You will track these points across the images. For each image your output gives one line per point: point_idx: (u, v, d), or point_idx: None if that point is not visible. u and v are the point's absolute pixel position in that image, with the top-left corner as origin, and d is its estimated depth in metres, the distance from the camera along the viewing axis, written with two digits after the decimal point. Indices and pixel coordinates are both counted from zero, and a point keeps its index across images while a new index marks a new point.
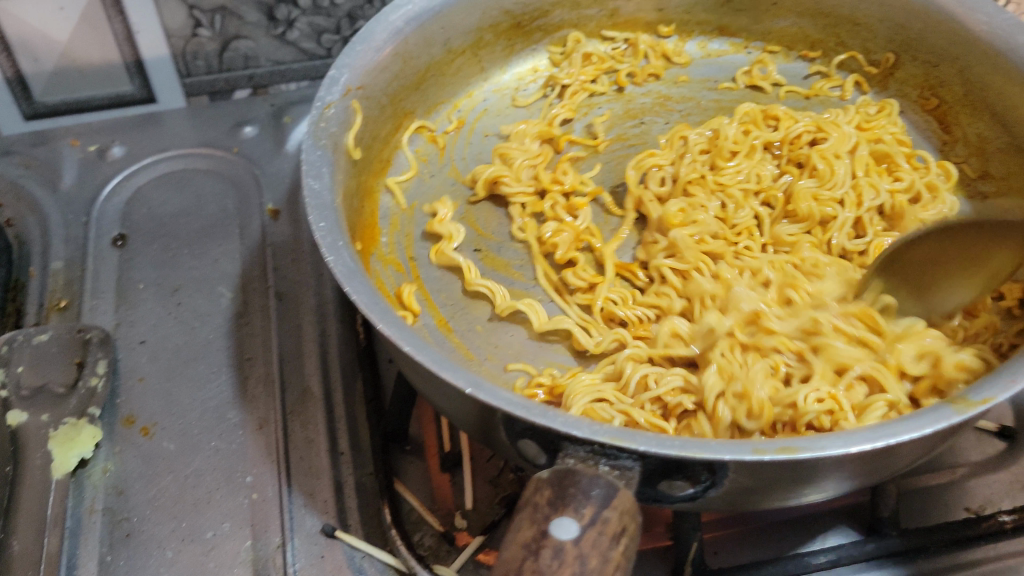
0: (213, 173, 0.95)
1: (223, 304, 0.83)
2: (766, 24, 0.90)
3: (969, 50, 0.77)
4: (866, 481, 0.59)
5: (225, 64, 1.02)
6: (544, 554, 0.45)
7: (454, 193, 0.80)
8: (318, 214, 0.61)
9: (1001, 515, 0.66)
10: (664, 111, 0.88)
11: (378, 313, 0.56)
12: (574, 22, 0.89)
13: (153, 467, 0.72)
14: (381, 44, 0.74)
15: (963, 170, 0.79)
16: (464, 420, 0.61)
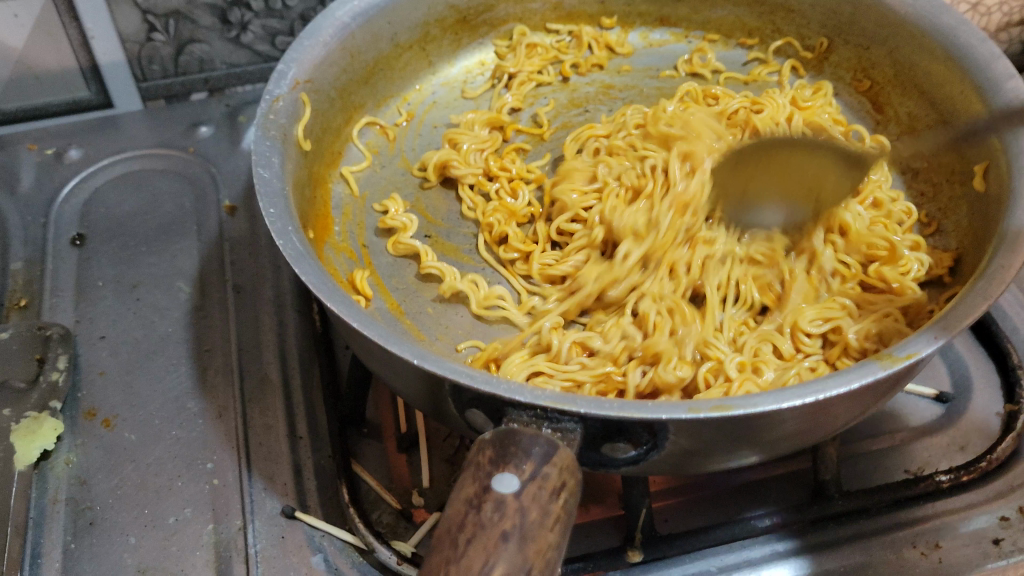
0: (170, 172, 0.96)
1: (181, 299, 0.84)
2: (704, 14, 0.93)
3: (897, 25, 0.79)
4: (805, 439, 0.62)
5: (180, 67, 1.04)
6: (486, 508, 0.46)
7: (405, 182, 0.82)
8: (267, 203, 0.63)
9: (937, 475, 0.70)
10: (608, 99, 0.91)
11: (326, 292, 0.58)
12: (518, 15, 0.92)
13: (115, 457, 0.74)
14: (328, 39, 0.76)
15: (896, 148, 0.83)
16: (415, 396, 0.63)
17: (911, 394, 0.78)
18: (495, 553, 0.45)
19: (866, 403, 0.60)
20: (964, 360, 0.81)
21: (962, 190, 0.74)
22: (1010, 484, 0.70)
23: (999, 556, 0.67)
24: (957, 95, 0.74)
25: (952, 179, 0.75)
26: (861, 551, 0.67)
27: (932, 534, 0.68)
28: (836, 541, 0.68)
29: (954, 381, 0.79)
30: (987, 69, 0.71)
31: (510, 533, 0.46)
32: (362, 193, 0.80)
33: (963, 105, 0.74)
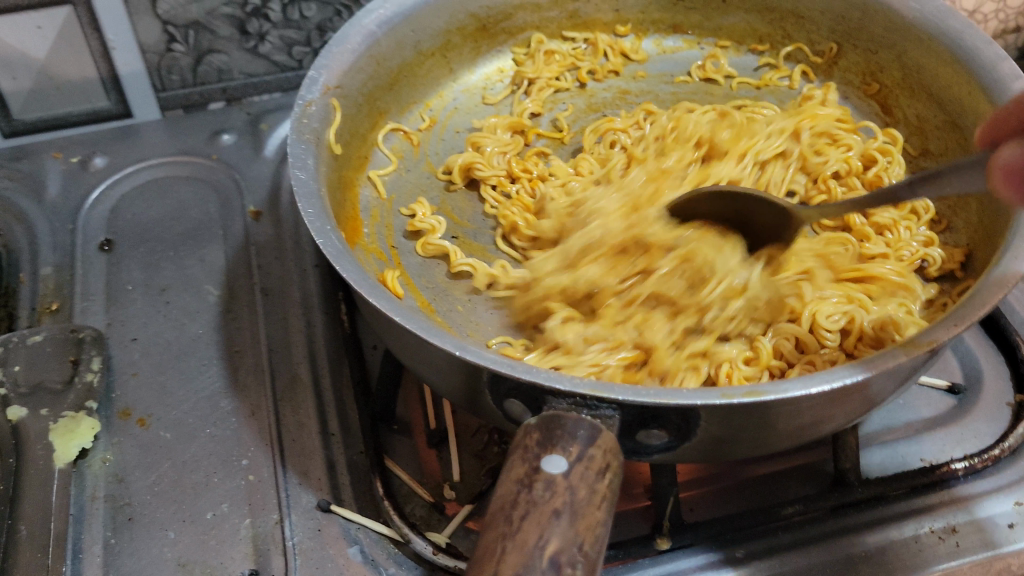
0: (192, 180, 0.98)
1: (210, 302, 0.86)
2: (716, 21, 0.96)
3: (905, 31, 0.82)
4: (832, 425, 0.64)
5: (199, 77, 1.06)
6: (537, 487, 0.48)
7: (431, 185, 0.85)
8: (305, 202, 0.64)
9: (954, 464, 0.72)
10: (624, 103, 0.94)
11: (367, 287, 0.60)
12: (535, 24, 0.95)
13: (151, 455, 0.75)
14: (355, 46, 0.78)
15: (906, 149, 0.85)
16: (452, 389, 0.65)
17: (926, 387, 0.81)
18: (548, 528, 0.47)
19: (888, 389, 0.63)
20: (974, 354, 0.83)
21: (971, 187, 0.76)
22: (1022, 472, 0.72)
23: (1016, 539, 0.69)
24: (965, 96, 0.77)
25: None
26: (881, 536, 0.69)
27: (948, 519, 0.70)
28: (857, 527, 0.70)
29: (965, 373, 0.82)
30: (993, 70, 0.73)
31: (561, 510, 0.47)
32: (389, 196, 0.83)
33: (971, 105, 0.76)
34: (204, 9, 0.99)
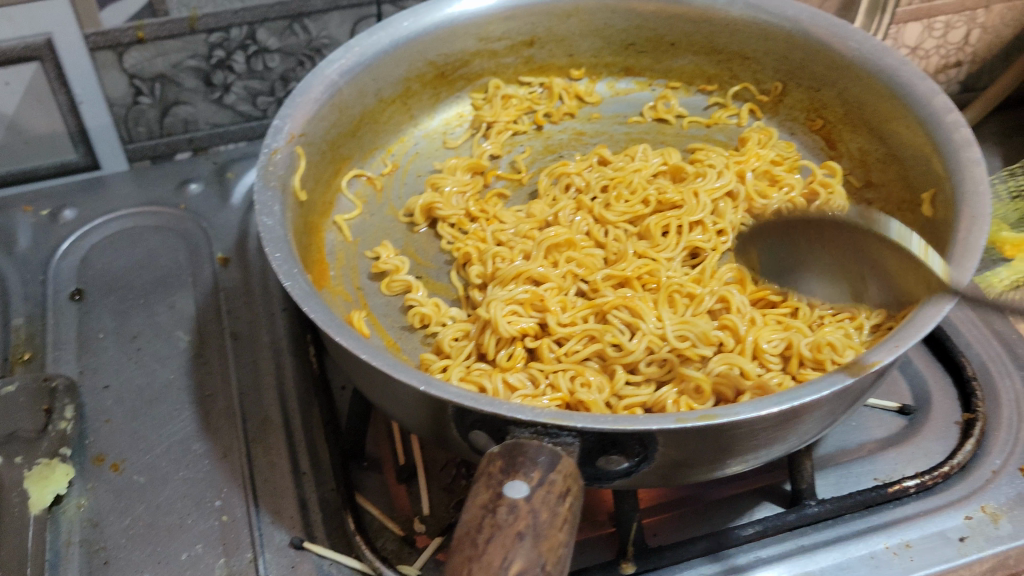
0: (160, 229, 1.00)
1: (181, 347, 0.88)
2: (666, 63, 0.99)
3: (845, 68, 0.85)
4: (786, 445, 0.67)
5: (165, 129, 1.08)
6: (500, 510, 0.51)
7: (394, 228, 0.87)
8: (273, 247, 0.67)
9: (905, 482, 0.75)
10: (580, 144, 0.97)
11: (334, 327, 0.62)
12: (492, 70, 0.98)
13: (126, 499, 0.76)
14: (319, 95, 0.81)
15: (850, 181, 0.88)
16: (418, 424, 0.67)
17: (876, 410, 0.84)
18: (512, 550, 0.49)
19: (837, 408, 0.65)
20: (922, 375, 0.87)
21: (912, 217, 0.80)
22: (970, 487, 0.76)
23: (966, 552, 0.71)
24: (903, 131, 0.81)
25: (903, 208, 0.81)
26: (838, 553, 0.72)
27: (902, 535, 0.73)
28: (814, 546, 0.72)
29: (913, 394, 0.85)
30: (928, 104, 0.77)
31: (524, 532, 0.50)
32: (354, 239, 0.85)
33: (908, 139, 0.80)
34: (169, 62, 1.01)
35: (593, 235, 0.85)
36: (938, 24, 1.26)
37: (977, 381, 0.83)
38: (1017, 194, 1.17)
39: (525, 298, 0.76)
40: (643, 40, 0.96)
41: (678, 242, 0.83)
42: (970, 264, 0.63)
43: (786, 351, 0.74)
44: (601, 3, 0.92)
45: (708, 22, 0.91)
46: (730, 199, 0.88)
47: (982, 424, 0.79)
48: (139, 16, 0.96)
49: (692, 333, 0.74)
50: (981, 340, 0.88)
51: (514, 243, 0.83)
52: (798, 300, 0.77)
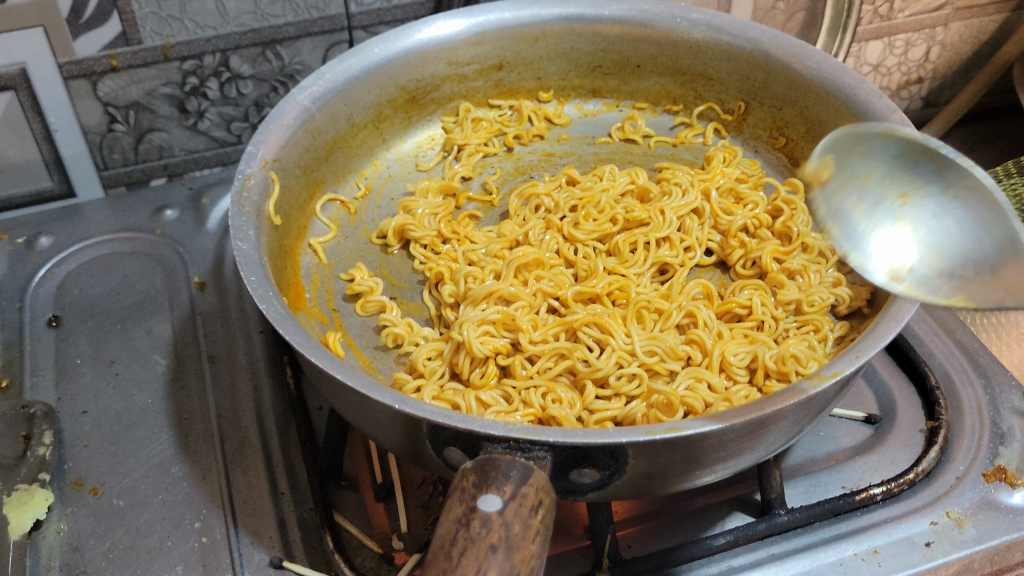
0: (136, 255, 1.01)
1: (158, 371, 0.89)
2: (632, 84, 1.01)
3: (807, 88, 0.88)
4: (754, 455, 0.68)
5: (140, 155, 1.09)
6: (474, 524, 0.52)
7: (368, 250, 0.88)
8: (248, 270, 0.68)
9: (871, 489, 0.76)
10: (549, 165, 0.99)
11: (310, 348, 0.63)
12: (462, 93, 0.99)
13: (105, 522, 0.77)
14: (291, 121, 0.82)
15: (813, 197, 0.91)
16: (394, 442, 0.68)
17: (843, 420, 0.86)
18: (485, 561, 0.50)
19: (802, 418, 0.67)
20: (887, 385, 0.89)
21: None
22: (935, 494, 0.77)
23: (931, 557, 0.73)
24: None
25: None
26: (808, 561, 0.73)
27: (870, 541, 0.74)
28: (783, 553, 0.74)
29: (879, 404, 0.87)
30: (886, 121, 0.79)
31: (497, 545, 0.51)
32: (328, 261, 0.86)
33: None
34: (144, 90, 1.03)
35: (563, 253, 0.86)
36: (899, 42, 1.29)
37: (939, 389, 0.84)
38: None
39: (497, 317, 0.77)
40: (610, 62, 0.98)
41: (647, 259, 0.85)
42: None
43: (752, 364, 0.75)
44: (568, 27, 0.94)
45: (673, 44, 0.94)
46: (696, 216, 0.90)
47: (945, 431, 0.81)
48: (113, 46, 0.97)
49: (660, 347, 0.76)
50: (944, 350, 0.90)
51: (485, 262, 0.84)
52: (763, 313, 0.79)
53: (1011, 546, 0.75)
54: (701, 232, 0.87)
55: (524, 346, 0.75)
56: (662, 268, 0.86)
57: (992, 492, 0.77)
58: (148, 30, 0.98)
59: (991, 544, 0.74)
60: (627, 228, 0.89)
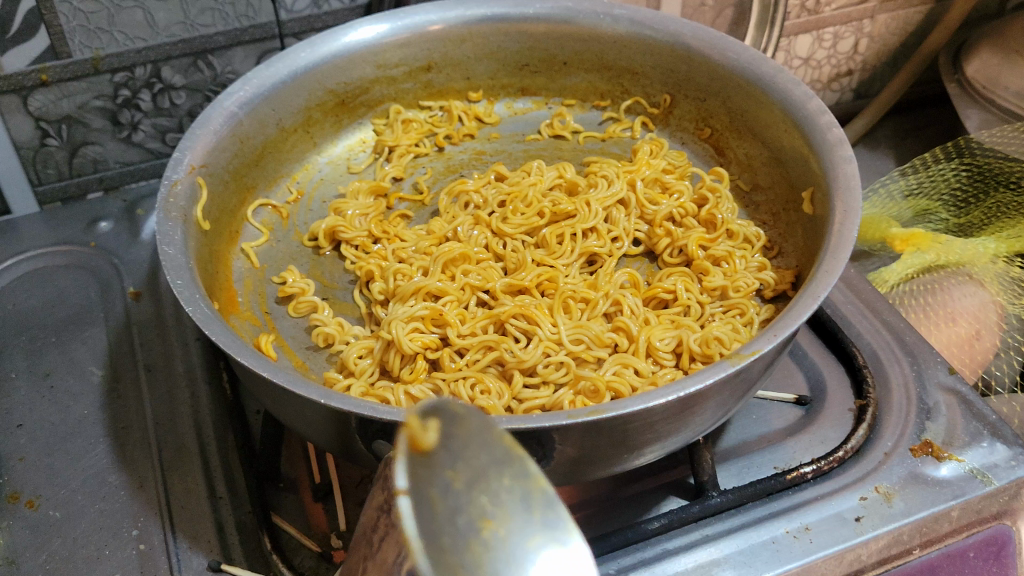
0: (72, 268, 1.01)
1: (94, 383, 0.89)
2: (560, 82, 1.02)
3: (728, 78, 0.89)
4: (680, 438, 0.70)
5: (75, 170, 1.09)
6: (395, 510, 0.52)
7: (300, 253, 0.89)
8: (174, 274, 0.68)
9: (802, 468, 0.78)
10: (480, 163, 1.00)
11: (237, 349, 0.64)
12: (392, 96, 1.00)
13: (42, 533, 0.76)
14: (218, 127, 0.82)
15: (738, 185, 0.93)
16: (326, 439, 0.69)
17: (774, 402, 0.88)
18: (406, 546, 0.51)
19: (727, 398, 0.68)
20: (817, 366, 0.91)
21: (796, 216, 0.84)
22: (864, 469, 0.79)
23: (862, 531, 0.74)
24: (782, 134, 0.84)
25: (787, 208, 0.85)
26: (740, 540, 0.74)
27: (801, 519, 0.75)
28: (716, 532, 0.75)
29: (810, 386, 0.90)
30: (804, 107, 0.81)
31: None
32: (261, 265, 0.86)
33: (787, 141, 0.84)
34: (76, 103, 1.03)
35: (492, 248, 0.87)
36: (827, 35, 1.31)
37: (867, 368, 0.86)
38: (909, 192, 1.21)
39: (426, 313, 0.78)
40: (537, 61, 0.99)
41: (576, 250, 0.86)
42: (842, 255, 0.67)
43: (677, 349, 0.77)
44: (494, 27, 0.95)
45: (597, 40, 0.95)
46: (623, 206, 0.91)
47: (873, 409, 0.83)
48: (41, 59, 0.97)
49: (586, 335, 0.77)
50: (871, 330, 0.92)
51: (414, 258, 0.85)
52: (688, 298, 0.81)
53: (939, 517, 0.76)
54: (626, 221, 0.89)
55: (453, 339, 0.76)
56: (590, 258, 0.87)
57: (919, 466, 0.78)
58: (78, 43, 0.98)
59: (919, 516, 0.75)
60: (555, 220, 0.90)
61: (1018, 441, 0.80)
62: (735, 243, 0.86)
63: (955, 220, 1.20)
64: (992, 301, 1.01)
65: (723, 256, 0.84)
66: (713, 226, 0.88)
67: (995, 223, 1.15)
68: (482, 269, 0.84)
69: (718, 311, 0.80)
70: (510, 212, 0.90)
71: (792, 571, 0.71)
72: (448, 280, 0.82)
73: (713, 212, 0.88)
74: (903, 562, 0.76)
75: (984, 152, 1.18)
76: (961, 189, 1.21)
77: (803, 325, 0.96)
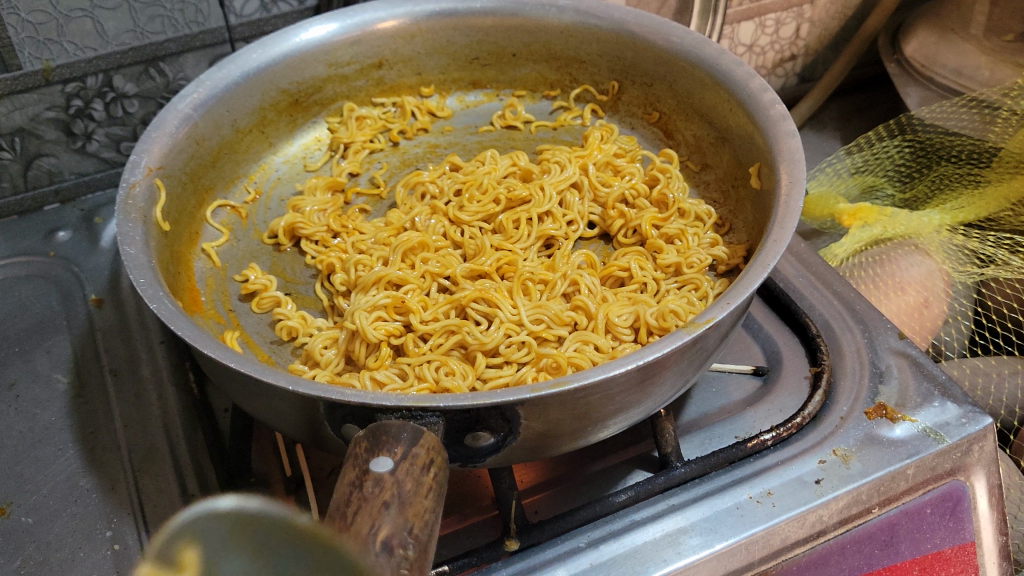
0: (33, 279, 1.01)
1: (60, 390, 0.89)
2: (510, 74, 1.04)
3: (672, 61, 0.92)
4: (643, 409, 0.71)
5: (30, 182, 1.09)
6: (367, 485, 0.54)
7: (261, 251, 0.90)
8: (137, 273, 0.69)
9: (762, 435, 0.80)
10: (434, 156, 1.02)
11: (202, 342, 0.64)
12: (345, 94, 1.02)
13: (15, 540, 0.76)
14: (173, 130, 0.83)
15: (687, 165, 0.95)
16: (295, 428, 0.70)
17: (733, 374, 0.91)
18: (379, 518, 0.52)
19: (685, 369, 0.71)
20: (773, 338, 0.94)
21: (744, 191, 0.86)
22: (822, 434, 0.81)
23: (822, 493, 0.76)
24: (727, 114, 0.87)
25: (736, 185, 0.88)
26: (706, 507, 0.76)
27: (763, 485, 0.77)
28: (682, 500, 0.77)
29: (766, 357, 0.93)
30: (746, 86, 0.83)
31: (390, 501, 0.53)
32: (222, 264, 0.87)
33: (733, 120, 0.86)
34: (28, 115, 1.03)
35: (451, 235, 0.89)
36: (769, 21, 1.34)
37: (820, 337, 0.90)
38: (857, 169, 1.23)
39: (388, 302, 0.80)
40: (486, 54, 1.01)
41: (532, 234, 0.88)
42: (789, 225, 0.69)
43: (636, 323, 0.79)
44: (442, 22, 0.97)
45: (543, 31, 0.97)
46: (577, 190, 0.93)
47: (827, 376, 0.86)
48: None
49: (546, 315, 0.79)
50: (823, 301, 0.95)
51: (374, 249, 0.87)
52: (644, 276, 0.83)
53: (895, 476, 0.78)
54: (580, 204, 0.91)
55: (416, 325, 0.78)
56: (547, 242, 0.89)
57: (874, 428, 0.81)
58: (27, 55, 0.98)
59: (876, 476, 0.77)
60: (510, 206, 0.92)
61: (967, 400, 0.83)
62: (686, 221, 0.88)
63: (901, 195, 1.23)
64: (939, 270, 1.03)
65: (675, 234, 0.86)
66: (664, 205, 0.91)
67: (941, 196, 1.19)
68: (441, 257, 0.85)
69: (674, 287, 0.82)
70: (465, 202, 0.92)
71: (757, 535, 0.73)
72: (408, 269, 0.84)
73: (664, 192, 0.91)
74: (864, 521, 0.77)
75: (926, 129, 1.21)
76: (905, 164, 1.24)
77: (758, 300, 0.99)
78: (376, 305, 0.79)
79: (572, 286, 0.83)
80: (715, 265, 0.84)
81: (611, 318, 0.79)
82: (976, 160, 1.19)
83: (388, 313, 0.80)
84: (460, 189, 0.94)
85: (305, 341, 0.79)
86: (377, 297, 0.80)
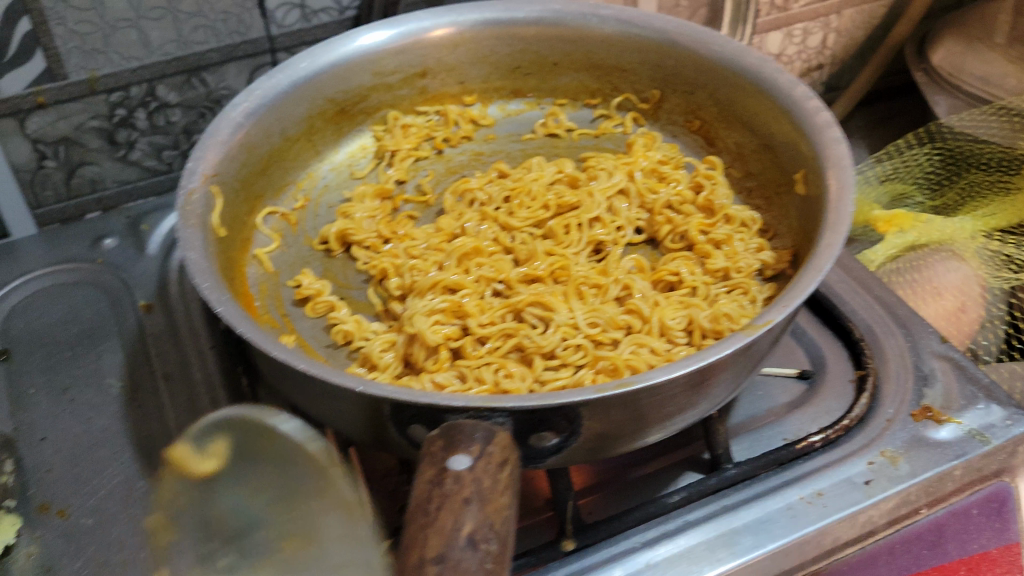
0: (81, 285, 1.02)
1: (113, 395, 0.90)
2: (551, 82, 1.05)
3: (714, 70, 0.93)
4: (699, 410, 0.73)
5: (73, 191, 1.10)
6: (446, 482, 0.55)
7: (312, 257, 0.92)
8: (200, 277, 0.70)
9: (810, 437, 0.81)
10: (479, 164, 1.04)
11: (270, 344, 0.65)
12: (389, 102, 1.03)
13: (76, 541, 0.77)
14: (227, 137, 0.84)
15: (730, 172, 0.97)
16: (357, 429, 0.71)
17: (778, 377, 0.92)
18: (461, 513, 0.53)
19: (741, 371, 0.72)
20: (817, 342, 0.95)
21: (789, 197, 0.87)
22: (870, 435, 0.82)
23: (873, 494, 0.76)
24: (771, 121, 0.88)
25: (780, 191, 0.89)
26: (758, 508, 0.76)
27: (814, 485, 0.78)
28: (734, 501, 0.77)
29: (811, 360, 0.94)
30: (790, 93, 0.85)
31: (470, 497, 0.54)
32: (275, 270, 0.89)
33: (777, 127, 0.87)
34: (72, 124, 1.04)
35: (501, 241, 0.91)
36: (797, 31, 1.36)
37: (864, 341, 0.91)
38: (886, 177, 1.24)
39: (444, 306, 0.81)
40: (528, 63, 1.03)
41: (581, 241, 0.90)
42: (842, 229, 0.70)
43: (688, 327, 0.81)
44: (485, 31, 0.98)
45: (585, 40, 0.99)
46: (622, 197, 0.95)
47: (873, 378, 0.87)
48: (38, 82, 0.99)
49: (601, 319, 0.81)
50: (866, 306, 0.96)
51: (427, 255, 0.88)
52: (694, 280, 0.85)
53: (944, 476, 0.79)
54: (627, 211, 0.93)
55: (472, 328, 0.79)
56: (596, 248, 0.91)
57: (921, 430, 0.82)
58: (73, 65, 0.99)
59: (925, 477, 0.78)
60: (558, 213, 0.94)
61: (1012, 402, 0.84)
62: (732, 226, 0.90)
63: (931, 203, 1.23)
64: (974, 276, 1.05)
65: (722, 239, 0.88)
66: (709, 210, 0.92)
67: (972, 204, 1.20)
68: (493, 263, 0.87)
69: (723, 291, 0.84)
70: (514, 209, 0.94)
71: (809, 535, 0.74)
72: (462, 274, 0.85)
73: (709, 198, 0.92)
74: (912, 522, 0.79)
75: (954, 137, 1.21)
76: (934, 171, 1.24)
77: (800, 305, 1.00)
78: (432, 310, 0.80)
79: (623, 291, 0.84)
80: (763, 269, 0.85)
81: (664, 322, 0.80)
82: (1006, 167, 1.19)
83: (444, 317, 0.81)
84: (507, 196, 0.95)
85: (363, 345, 0.80)
86: (433, 301, 0.81)
